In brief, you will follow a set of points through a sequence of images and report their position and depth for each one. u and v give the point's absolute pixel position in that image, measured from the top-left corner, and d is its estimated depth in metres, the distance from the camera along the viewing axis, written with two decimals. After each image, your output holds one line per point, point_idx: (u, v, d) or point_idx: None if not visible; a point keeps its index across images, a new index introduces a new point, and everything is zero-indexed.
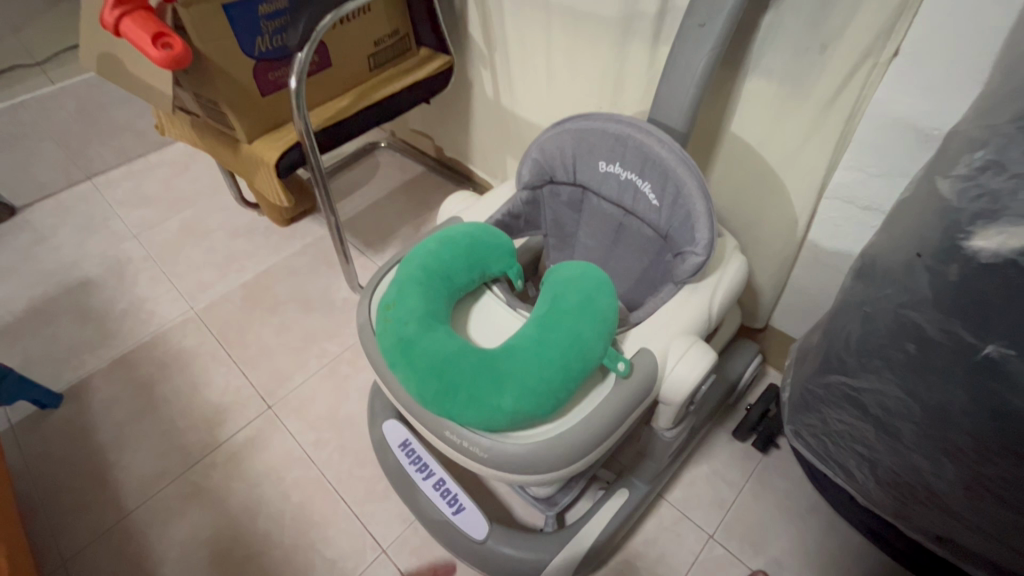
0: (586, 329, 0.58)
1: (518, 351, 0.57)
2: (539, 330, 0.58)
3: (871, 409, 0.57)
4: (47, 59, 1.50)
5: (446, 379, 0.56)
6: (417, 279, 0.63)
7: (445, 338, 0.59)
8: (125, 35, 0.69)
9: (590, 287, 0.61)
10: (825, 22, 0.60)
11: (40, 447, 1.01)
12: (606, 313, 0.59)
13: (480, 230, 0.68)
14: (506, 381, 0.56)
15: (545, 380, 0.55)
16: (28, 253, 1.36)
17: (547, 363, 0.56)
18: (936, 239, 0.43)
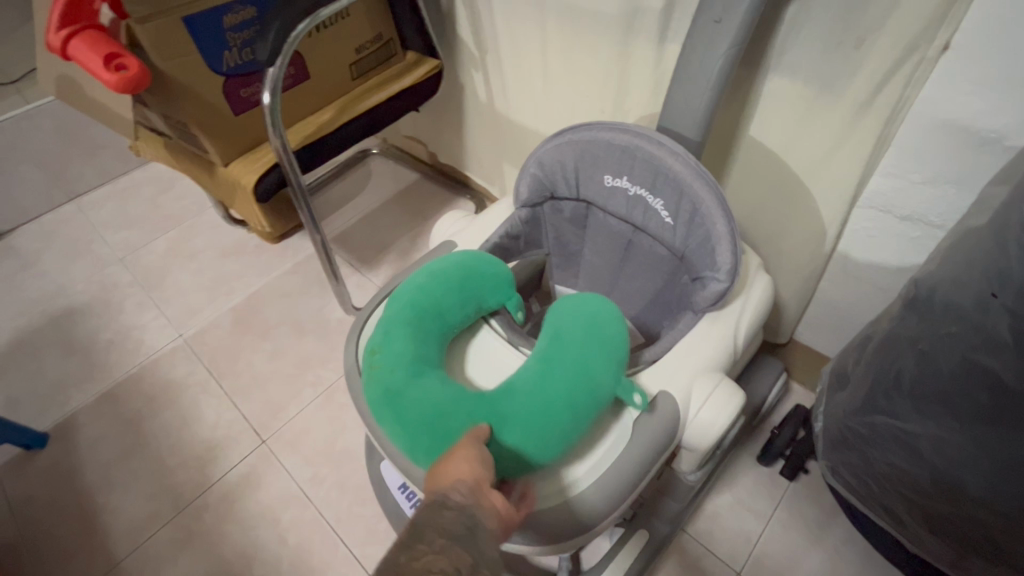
0: (593, 362, 0.52)
1: (519, 391, 0.51)
2: (541, 366, 0.52)
3: (927, 455, 0.50)
4: (22, 78, 1.44)
5: (440, 429, 0.50)
6: (406, 321, 0.56)
7: (437, 382, 0.52)
8: (74, 58, 0.62)
9: (596, 315, 0.55)
10: (862, 14, 0.52)
11: (26, 493, 0.96)
12: (614, 342, 0.54)
13: (474, 259, 0.61)
14: (508, 426, 0.49)
15: (550, 423, 0.49)
16: (11, 282, 1.31)
17: (551, 402, 0.50)
18: (1016, 278, 0.36)
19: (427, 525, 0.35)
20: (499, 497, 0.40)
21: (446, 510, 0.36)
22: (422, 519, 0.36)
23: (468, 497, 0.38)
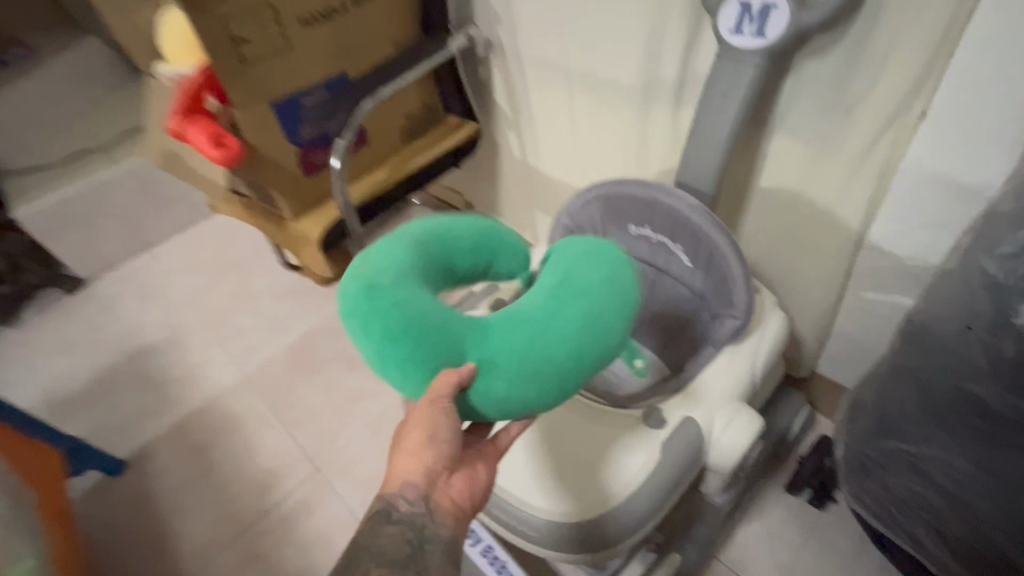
0: (609, 315, 0.48)
1: (524, 328, 0.47)
2: (553, 307, 0.47)
3: (937, 478, 0.54)
4: (108, 141, 1.61)
5: (425, 349, 0.45)
6: (409, 233, 0.49)
7: (430, 298, 0.46)
8: (189, 139, 0.79)
9: (617, 268, 0.51)
10: (850, 87, 0.60)
11: (107, 516, 1.06)
12: (630, 295, 0.50)
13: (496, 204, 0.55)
14: (502, 365, 0.46)
15: (549, 372, 0.47)
16: (93, 324, 1.46)
17: (555, 348, 0.46)
18: (985, 312, 0.42)
19: (376, 541, 0.49)
20: (447, 495, 0.51)
21: (388, 525, 0.49)
22: (370, 532, 0.49)
23: (418, 501, 0.49)
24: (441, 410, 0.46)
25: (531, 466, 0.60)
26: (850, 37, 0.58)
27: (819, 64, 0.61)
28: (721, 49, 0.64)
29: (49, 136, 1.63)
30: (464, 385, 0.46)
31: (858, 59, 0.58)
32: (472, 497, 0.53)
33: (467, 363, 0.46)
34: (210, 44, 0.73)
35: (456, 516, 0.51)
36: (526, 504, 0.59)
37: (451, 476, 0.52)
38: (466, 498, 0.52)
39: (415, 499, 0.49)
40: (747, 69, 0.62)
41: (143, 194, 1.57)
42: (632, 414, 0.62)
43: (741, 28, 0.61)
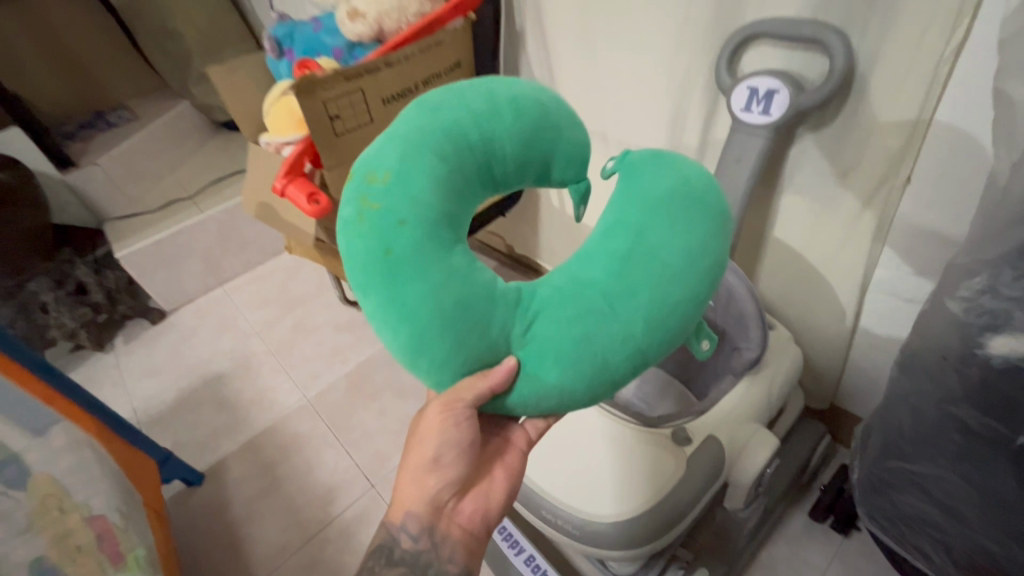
0: (680, 293, 0.44)
1: (578, 311, 0.43)
2: (616, 284, 0.43)
3: (935, 493, 0.61)
4: (196, 191, 1.84)
5: (464, 335, 0.42)
6: (435, 157, 0.43)
7: (466, 270, 0.42)
8: (288, 196, 0.94)
9: (697, 226, 0.45)
10: (845, 156, 0.71)
11: (188, 522, 1.19)
12: (707, 261, 0.45)
13: (545, 101, 0.48)
14: (551, 359, 0.43)
15: (606, 370, 0.44)
16: (175, 351, 1.64)
17: (615, 340, 0.43)
18: (955, 345, 0.51)
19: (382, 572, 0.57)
20: (451, 525, 0.57)
21: (390, 563, 0.57)
22: (380, 562, 0.57)
23: (421, 533, 0.56)
24: (455, 413, 0.50)
25: (574, 474, 0.71)
26: (841, 116, 0.69)
27: (818, 135, 0.73)
28: (734, 123, 0.75)
29: (146, 187, 1.88)
30: (507, 382, 0.45)
31: (849, 134, 0.70)
32: (482, 520, 0.58)
33: (507, 358, 0.44)
34: (312, 122, 0.90)
35: (467, 545, 0.57)
36: (569, 505, 0.69)
37: (457, 503, 0.58)
38: (475, 522, 0.58)
39: (419, 530, 0.56)
40: (756, 141, 0.74)
41: (222, 237, 1.78)
42: (661, 432, 0.72)
43: (750, 107, 0.72)
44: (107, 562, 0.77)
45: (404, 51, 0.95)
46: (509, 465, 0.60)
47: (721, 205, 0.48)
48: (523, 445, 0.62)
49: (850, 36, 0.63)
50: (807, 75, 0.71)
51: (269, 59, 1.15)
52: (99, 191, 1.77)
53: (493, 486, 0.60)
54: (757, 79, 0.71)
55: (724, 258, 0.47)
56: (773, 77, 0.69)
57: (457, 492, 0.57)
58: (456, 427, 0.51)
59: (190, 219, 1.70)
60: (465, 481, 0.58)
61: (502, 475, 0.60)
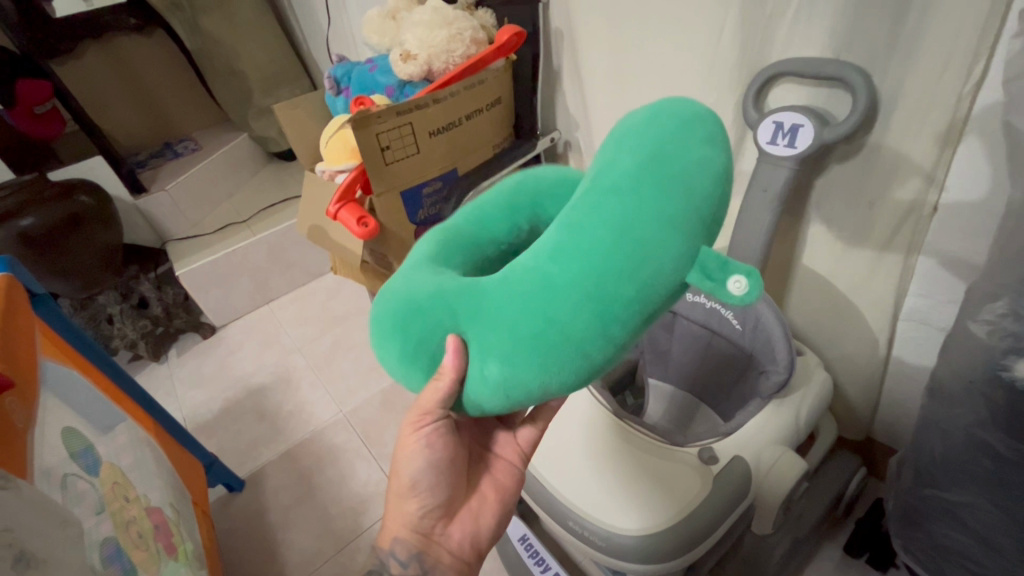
0: (636, 230, 0.38)
1: (522, 276, 0.40)
2: (560, 238, 0.39)
3: (970, 523, 0.61)
4: (250, 216, 1.97)
5: (416, 323, 0.42)
6: (436, 232, 0.48)
7: (428, 274, 0.44)
8: (341, 218, 1.07)
9: (653, 151, 0.39)
10: (869, 187, 0.74)
11: (229, 525, 1.25)
12: (671, 194, 0.38)
13: (538, 175, 0.50)
14: (495, 330, 0.40)
15: (555, 334, 0.38)
16: (223, 363, 1.74)
17: (560, 297, 0.38)
18: (982, 368, 0.53)
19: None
20: (441, 550, 0.56)
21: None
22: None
23: (410, 559, 0.55)
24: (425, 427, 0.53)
25: (601, 488, 0.74)
26: (865, 150, 0.72)
27: (843, 167, 0.75)
28: (761, 155, 0.78)
29: (208, 212, 2.04)
30: (462, 365, 0.42)
31: (873, 167, 0.72)
32: (473, 544, 0.59)
33: (450, 338, 0.42)
34: (366, 153, 0.99)
35: (458, 567, 0.57)
36: (598, 519, 0.72)
37: (446, 527, 0.58)
38: (465, 546, 0.58)
39: (407, 557, 0.55)
40: (782, 172, 0.76)
41: (272, 258, 1.90)
42: (688, 451, 0.75)
43: (776, 140, 0.75)
44: (162, 550, 0.82)
45: (451, 90, 1.04)
46: (499, 484, 0.63)
47: (698, 128, 0.42)
48: (510, 466, 0.65)
49: (873, 74, 0.66)
50: (831, 111, 0.74)
51: (329, 95, 1.31)
52: (164, 214, 1.92)
53: (483, 507, 0.61)
54: (782, 114, 0.74)
55: (706, 184, 0.39)
56: (798, 112, 0.72)
57: (446, 515, 0.58)
58: (434, 447, 0.54)
59: (245, 241, 1.83)
60: (452, 503, 0.58)
61: (492, 495, 0.62)
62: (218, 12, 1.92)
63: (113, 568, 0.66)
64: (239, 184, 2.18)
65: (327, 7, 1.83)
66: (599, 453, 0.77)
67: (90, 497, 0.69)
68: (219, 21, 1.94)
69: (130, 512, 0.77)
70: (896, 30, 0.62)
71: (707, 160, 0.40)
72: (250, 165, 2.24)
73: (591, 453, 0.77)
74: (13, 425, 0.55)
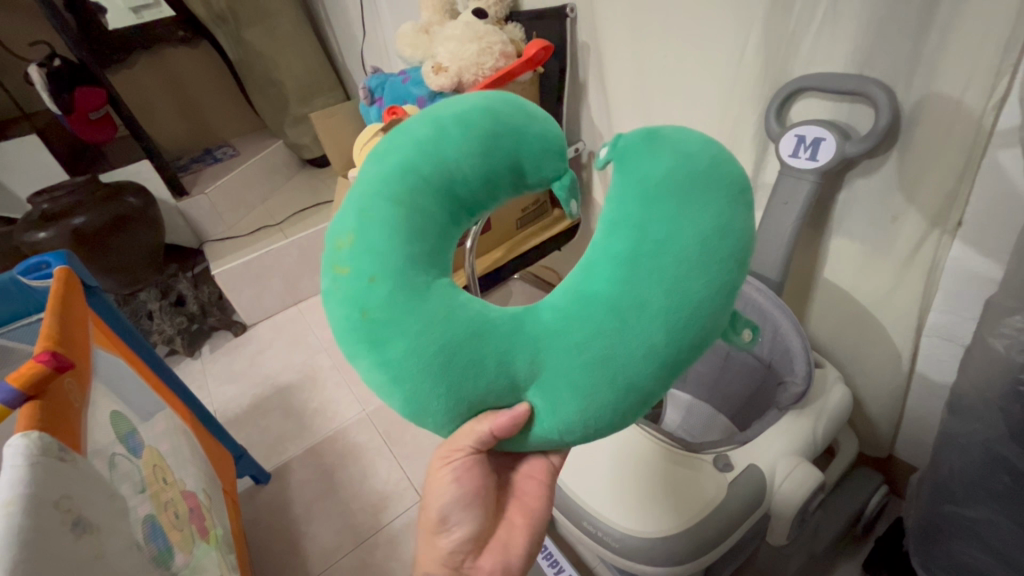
0: (698, 293, 0.38)
1: (584, 334, 0.38)
2: (623, 295, 0.38)
3: (989, 540, 0.60)
4: (283, 219, 2.05)
5: (460, 381, 0.38)
6: (388, 204, 0.39)
7: (441, 310, 0.38)
8: None
9: (709, 209, 0.39)
10: (891, 202, 0.74)
11: (253, 516, 1.29)
12: (730, 254, 0.39)
13: (508, 120, 0.42)
14: (561, 391, 0.39)
15: (627, 395, 0.39)
16: (252, 360, 1.80)
17: (633, 363, 0.38)
18: (1002, 383, 0.53)
19: None
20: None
21: None
22: None
23: None
24: (461, 459, 0.51)
25: (614, 490, 0.76)
26: (888, 163, 0.72)
27: (866, 180, 0.76)
28: (783, 169, 0.79)
29: (244, 214, 2.13)
30: (518, 425, 0.42)
31: (896, 181, 0.72)
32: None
33: (521, 407, 0.41)
34: None
35: None
36: (609, 519, 0.74)
37: (475, 560, 0.55)
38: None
39: None
40: (804, 185, 0.77)
41: (302, 261, 1.97)
42: (703, 457, 0.76)
43: (798, 153, 0.76)
44: (195, 532, 0.87)
45: None
46: (527, 507, 0.58)
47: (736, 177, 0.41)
48: (538, 486, 0.59)
49: (895, 89, 0.67)
50: (854, 125, 0.74)
51: (363, 105, 1.36)
52: (203, 216, 2.01)
53: (511, 534, 0.57)
54: (803, 128, 0.75)
55: (743, 242, 0.40)
56: (819, 126, 0.73)
57: (476, 547, 0.55)
58: (464, 479, 0.53)
59: (277, 243, 1.90)
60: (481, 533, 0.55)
61: (520, 521, 0.58)
62: (260, 25, 2.03)
63: (152, 544, 0.71)
64: (273, 189, 2.27)
65: (363, 20, 1.91)
66: (625, 463, 0.78)
67: (133, 477, 0.74)
68: (261, 34, 2.04)
69: (168, 494, 0.82)
70: (918, 46, 0.63)
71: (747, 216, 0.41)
72: (284, 171, 2.33)
73: (616, 463, 0.78)
74: (71, 405, 0.60)
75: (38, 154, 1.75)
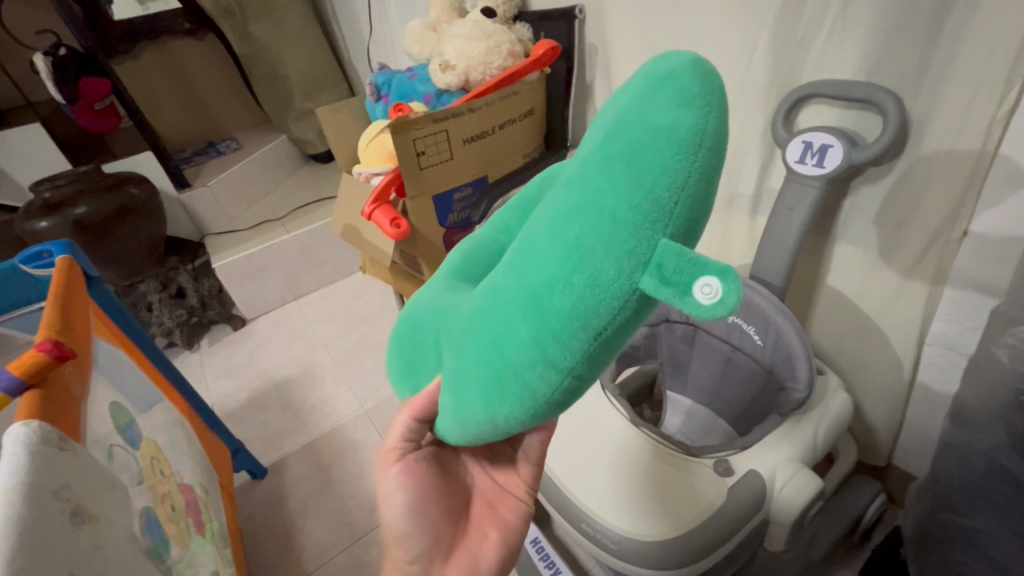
0: (571, 231, 0.29)
1: (477, 294, 0.36)
2: (516, 246, 0.34)
3: (988, 551, 0.60)
4: (285, 214, 2.05)
5: (415, 343, 0.44)
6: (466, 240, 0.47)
7: (429, 292, 0.44)
8: (375, 219, 1.13)
9: (613, 129, 0.30)
10: (895, 210, 0.74)
11: (249, 511, 1.29)
12: (623, 171, 0.28)
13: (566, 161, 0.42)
14: (451, 357, 0.37)
15: (488, 359, 0.33)
16: (251, 355, 1.79)
17: (498, 320, 0.32)
18: (1004, 394, 0.53)
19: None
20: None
21: None
22: None
23: None
24: (394, 457, 0.54)
25: (612, 494, 0.75)
26: (893, 172, 0.72)
27: (872, 189, 0.76)
28: (788, 174, 0.79)
29: (245, 208, 2.13)
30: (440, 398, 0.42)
31: (901, 190, 0.72)
32: None
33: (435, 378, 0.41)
34: (402, 157, 1.03)
35: None
36: (605, 519, 0.74)
37: (443, 567, 0.54)
38: None
39: None
40: (810, 191, 0.76)
41: (303, 257, 1.97)
42: (703, 461, 0.76)
43: (804, 160, 0.76)
44: (192, 526, 0.87)
45: (486, 99, 1.08)
46: (504, 521, 0.58)
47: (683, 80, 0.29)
48: (516, 502, 0.60)
49: (903, 98, 0.67)
50: (862, 133, 0.74)
51: (369, 101, 1.36)
52: (204, 209, 2.01)
53: (483, 546, 0.56)
54: (810, 135, 0.75)
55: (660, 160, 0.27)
56: (827, 133, 0.73)
57: (440, 556, 0.54)
58: (412, 480, 0.54)
59: (278, 238, 1.90)
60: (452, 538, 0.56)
61: (495, 534, 0.58)
62: (266, 19, 2.02)
63: (148, 537, 0.70)
64: (276, 183, 2.27)
65: (370, 17, 1.91)
66: (619, 467, 0.78)
67: (131, 469, 0.73)
68: (267, 28, 2.03)
69: (165, 487, 0.82)
70: (927, 56, 0.62)
71: (673, 124, 0.28)
72: (287, 165, 2.33)
73: (612, 466, 0.78)
74: (71, 395, 0.60)
75: (41, 143, 1.74)
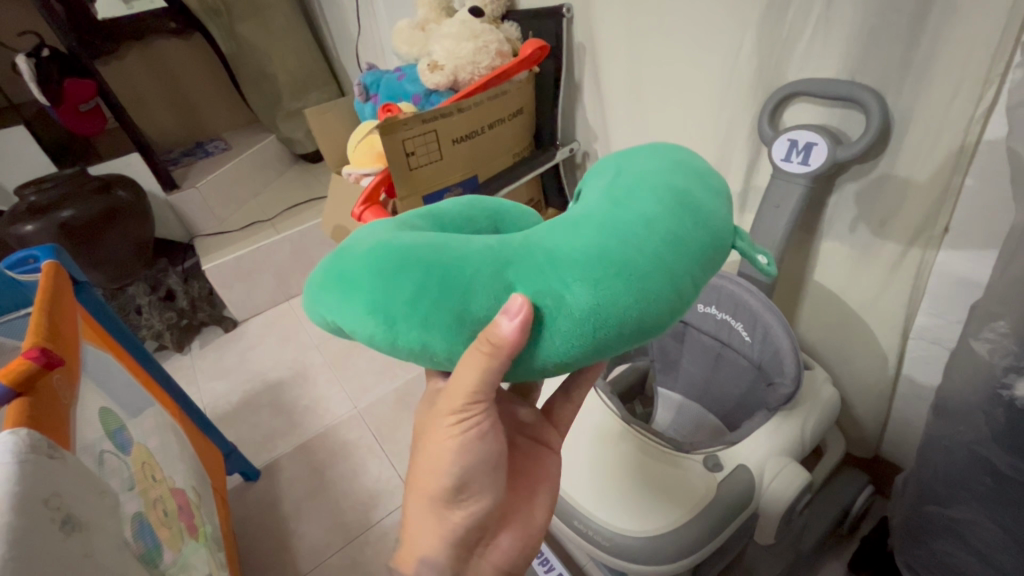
0: (689, 189, 0.39)
1: (584, 226, 0.36)
2: (615, 196, 0.39)
3: (971, 540, 0.62)
4: (275, 215, 2.04)
5: (452, 273, 0.34)
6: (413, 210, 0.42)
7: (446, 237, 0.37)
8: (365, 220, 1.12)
9: (675, 150, 0.44)
10: (881, 207, 0.75)
11: (243, 513, 1.29)
12: (706, 172, 0.42)
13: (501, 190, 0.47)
14: (564, 280, 0.34)
15: (641, 271, 0.34)
16: (242, 357, 1.78)
17: (646, 236, 0.35)
18: (984, 386, 0.54)
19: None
20: (500, 548, 0.55)
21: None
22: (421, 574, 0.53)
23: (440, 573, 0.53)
24: (469, 417, 0.46)
25: (605, 491, 0.76)
26: (876, 171, 0.73)
27: (856, 186, 0.77)
28: (775, 172, 0.79)
29: (237, 208, 2.12)
30: (524, 338, 0.35)
31: (885, 187, 0.73)
32: (519, 549, 0.57)
33: (517, 296, 0.34)
34: (391, 158, 1.03)
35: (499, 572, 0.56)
36: (599, 517, 0.74)
37: (493, 538, 0.55)
38: (512, 554, 0.56)
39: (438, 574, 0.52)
40: (796, 188, 0.77)
41: (294, 258, 1.96)
42: (694, 457, 0.77)
43: (790, 157, 0.77)
44: (185, 529, 0.87)
45: (475, 99, 1.09)
46: (553, 479, 0.62)
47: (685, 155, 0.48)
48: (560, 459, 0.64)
49: (886, 96, 0.68)
50: (846, 130, 0.75)
51: (358, 101, 1.36)
52: (192, 211, 1.99)
53: (534, 506, 0.59)
54: (796, 132, 0.76)
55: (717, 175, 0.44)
56: (811, 131, 0.73)
57: (493, 528, 0.55)
58: (483, 446, 0.49)
59: (268, 239, 1.88)
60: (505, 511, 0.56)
61: (544, 492, 0.60)
62: (253, 18, 2.01)
63: (140, 542, 0.70)
64: (265, 184, 2.25)
65: (358, 16, 1.90)
66: (610, 451, 0.81)
67: (122, 474, 0.73)
68: (254, 27, 2.02)
69: (157, 491, 0.82)
70: (909, 54, 0.63)
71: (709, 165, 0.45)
72: (276, 165, 2.31)
73: (598, 451, 0.81)
74: (58, 401, 0.59)
75: (25, 145, 1.72)
